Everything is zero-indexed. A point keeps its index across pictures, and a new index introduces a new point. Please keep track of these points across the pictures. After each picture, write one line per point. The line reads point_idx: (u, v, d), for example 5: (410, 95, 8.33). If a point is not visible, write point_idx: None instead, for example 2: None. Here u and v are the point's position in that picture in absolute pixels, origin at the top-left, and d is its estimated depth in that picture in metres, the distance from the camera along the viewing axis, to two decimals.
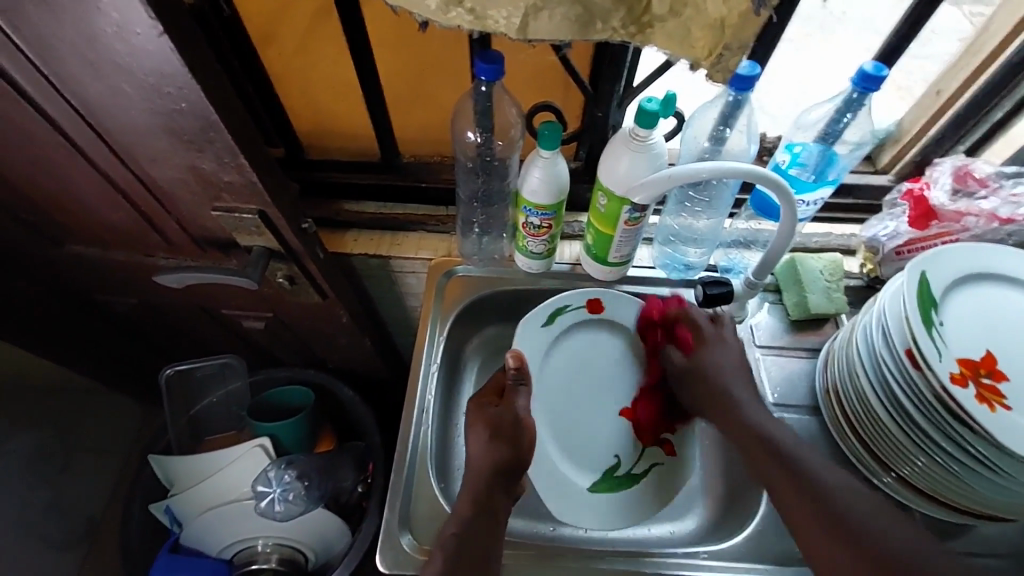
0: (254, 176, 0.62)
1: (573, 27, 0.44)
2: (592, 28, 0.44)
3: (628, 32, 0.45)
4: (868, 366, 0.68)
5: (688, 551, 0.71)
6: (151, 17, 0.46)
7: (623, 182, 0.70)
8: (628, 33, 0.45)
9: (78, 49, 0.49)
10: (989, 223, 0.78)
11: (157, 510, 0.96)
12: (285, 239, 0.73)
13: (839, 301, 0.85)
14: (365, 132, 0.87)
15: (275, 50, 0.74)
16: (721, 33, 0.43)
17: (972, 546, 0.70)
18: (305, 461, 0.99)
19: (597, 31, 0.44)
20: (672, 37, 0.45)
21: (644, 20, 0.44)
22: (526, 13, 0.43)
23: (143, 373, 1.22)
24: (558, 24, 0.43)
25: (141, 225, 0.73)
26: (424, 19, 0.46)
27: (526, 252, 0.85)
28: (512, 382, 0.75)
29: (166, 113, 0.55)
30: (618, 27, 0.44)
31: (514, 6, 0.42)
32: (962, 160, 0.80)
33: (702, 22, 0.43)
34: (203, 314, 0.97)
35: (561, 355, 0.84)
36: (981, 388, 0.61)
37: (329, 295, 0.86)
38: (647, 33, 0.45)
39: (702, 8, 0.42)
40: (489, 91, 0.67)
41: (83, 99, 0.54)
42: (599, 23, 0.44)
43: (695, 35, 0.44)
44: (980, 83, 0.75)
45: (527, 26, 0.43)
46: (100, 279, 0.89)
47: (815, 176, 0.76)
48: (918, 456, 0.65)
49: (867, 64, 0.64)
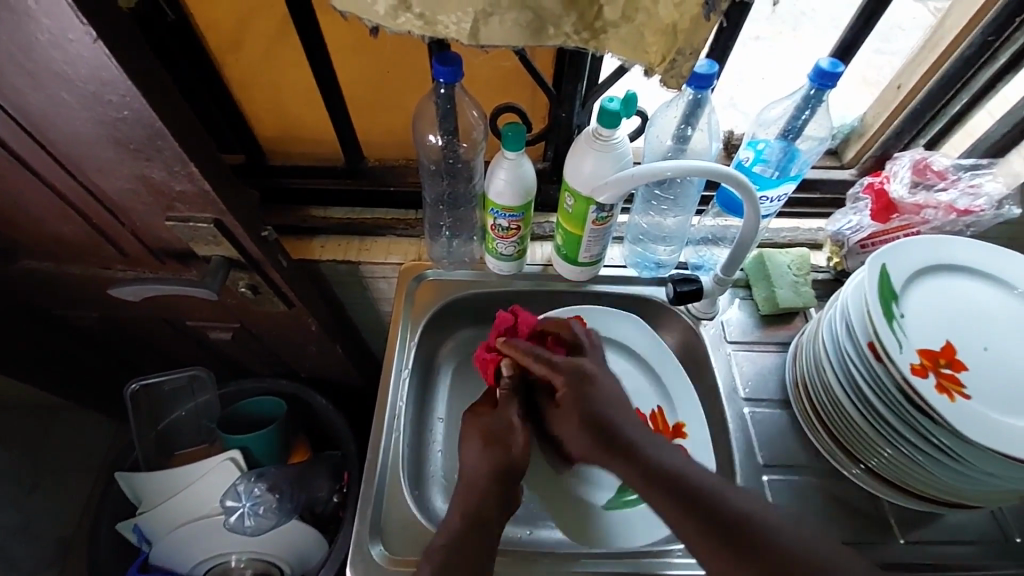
0: (206, 184, 0.60)
1: (524, 33, 0.43)
2: (545, 34, 0.43)
3: (581, 38, 0.44)
4: (834, 360, 0.69)
5: (662, 547, 0.71)
6: (84, 23, 0.44)
7: (589, 182, 0.70)
8: (581, 39, 0.44)
9: (10, 56, 0.47)
10: (947, 215, 0.80)
11: (126, 529, 0.94)
12: (245, 248, 0.71)
13: (807, 295, 0.86)
14: (328, 136, 0.85)
15: (232, 55, 0.72)
16: (674, 39, 0.43)
17: (940, 533, 0.71)
18: (276, 474, 0.97)
19: (549, 37, 0.43)
20: (625, 43, 0.44)
21: (597, 26, 0.43)
22: (476, 19, 0.41)
23: (110, 387, 1.19)
24: (509, 30, 0.42)
25: (95, 237, 0.71)
26: (373, 26, 0.44)
27: (496, 254, 0.85)
28: (506, 390, 0.74)
29: (110, 122, 0.53)
30: (570, 33, 0.43)
31: (462, 11, 0.41)
32: (920, 153, 0.81)
33: (655, 27, 0.42)
34: (167, 325, 0.95)
35: None
36: (941, 378, 0.61)
37: (295, 304, 0.84)
38: (601, 39, 0.44)
39: (654, 14, 0.41)
40: (450, 93, 0.65)
41: (22, 110, 0.52)
42: (551, 28, 0.43)
43: (649, 40, 0.43)
44: (938, 76, 0.76)
45: (478, 32, 0.42)
46: (54, 294, 0.86)
47: (778, 172, 0.76)
48: (884, 448, 0.66)
49: (824, 61, 0.65)
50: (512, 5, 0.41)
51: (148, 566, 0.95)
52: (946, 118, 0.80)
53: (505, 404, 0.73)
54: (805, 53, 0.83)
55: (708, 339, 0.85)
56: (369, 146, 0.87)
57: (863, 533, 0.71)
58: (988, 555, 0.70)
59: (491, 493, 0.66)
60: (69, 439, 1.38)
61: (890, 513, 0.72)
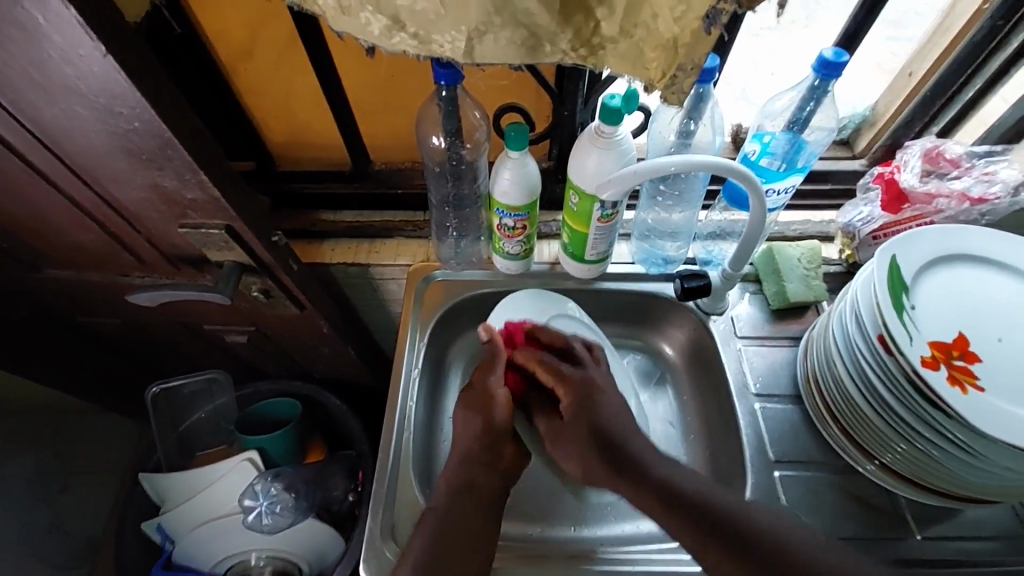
0: (217, 192, 0.62)
1: (520, 51, 0.43)
2: (541, 52, 0.43)
3: (579, 54, 0.44)
4: (844, 354, 0.68)
5: (671, 546, 0.71)
6: (94, 39, 0.46)
7: (592, 179, 0.70)
8: (579, 56, 0.44)
9: (30, 74, 0.49)
10: (960, 204, 0.78)
11: (150, 529, 0.96)
12: (255, 252, 0.73)
13: (819, 288, 0.85)
14: (334, 141, 0.87)
15: (239, 64, 0.74)
16: (674, 55, 0.42)
17: (959, 529, 0.70)
18: (292, 473, 0.99)
19: (546, 54, 0.44)
20: (624, 59, 0.44)
21: (595, 42, 0.43)
22: (471, 37, 0.41)
23: (133, 390, 1.23)
24: (504, 47, 0.42)
25: (112, 244, 0.73)
26: (369, 45, 0.45)
27: (502, 253, 0.85)
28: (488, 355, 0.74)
29: (122, 133, 0.55)
30: (567, 50, 0.44)
31: (456, 29, 0.41)
32: (932, 141, 0.79)
33: (655, 43, 0.42)
34: (186, 330, 0.98)
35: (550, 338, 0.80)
36: (953, 370, 0.60)
37: (306, 307, 0.86)
38: (600, 55, 0.44)
39: (653, 29, 0.41)
40: (451, 95, 0.66)
41: (40, 124, 0.54)
42: (547, 46, 0.43)
43: (648, 56, 0.43)
44: (947, 63, 0.75)
45: (473, 50, 0.42)
46: (78, 301, 0.89)
47: (785, 164, 0.75)
48: (898, 442, 0.65)
49: (828, 50, 0.64)
50: (505, 22, 0.41)
51: (171, 564, 0.97)
52: (959, 105, 0.79)
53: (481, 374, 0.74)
54: (811, 43, 0.82)
55: (718, 334, 0.85)
56: (375, 149, 0.89)
57: (880, 531, 0.70)
58: (1013, 551, 0.69)
59: (479, 455, 0.69)
60: (95, 441, 1.42)
61: (906, 509, 0.71)
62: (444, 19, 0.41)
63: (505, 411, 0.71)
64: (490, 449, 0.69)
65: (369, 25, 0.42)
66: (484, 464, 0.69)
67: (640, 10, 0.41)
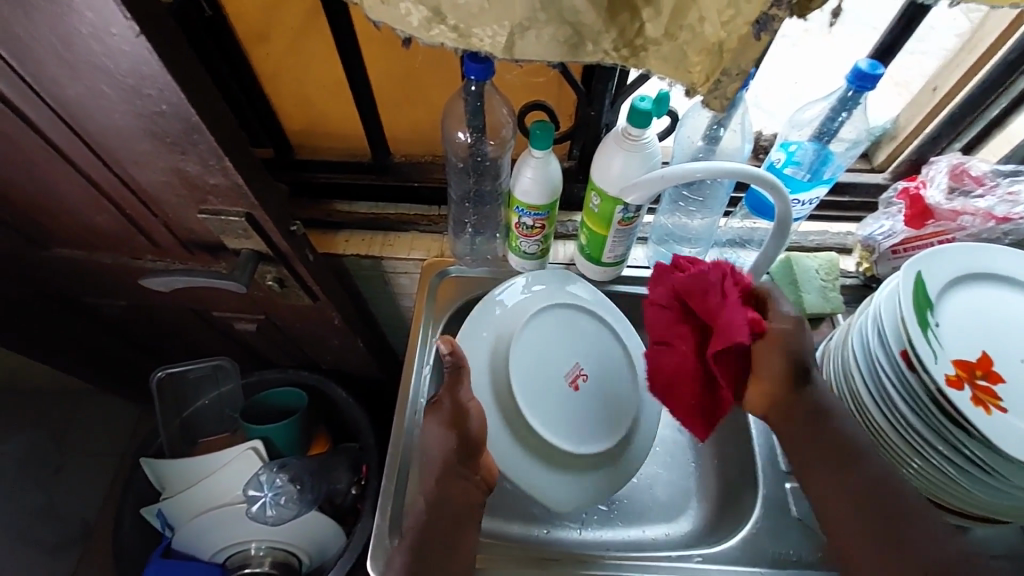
0: (239, 177, 0.61)
1: (562, 48, 0.42)
2: (582, 50, 0.43)
3: (620, 55, 0.43)
4: (863, 369, 0.67)
5: (682, 554, 0.70)
6: (128, 17, 0.45)
7: (617, 182, 0.69)
8: (620, 56, 0.43)
9: (58, 51, 0.48)
10: (986, 222, 0.77)
11: (150, 515, 0.95)
12: (273, 241, 0.72)
13: (835, 300, 0.85)
14: (355, 132, 0.86)
15: (264, 51, 0.73)
16: (719, 59, 0.41)
17: (966, 548, 0.70)
18: (298, 465, 0.98)
19: (588, 53, 0.43)
20: (666, 63, 0.43)
21: (638, 43, 0.42)
22: (512, 32, 0.41)
23: (135, 374, 1.22)
24: (546, 44, 0.42)
25: (126, 226, 0.72)
26: (406, 36, 0.44)
27: (519, 252, 0.84)
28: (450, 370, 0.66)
29: (148, 115, 0.54)
30: (609, 49, 0.43)
31: (498, 24, 0.40)
32: (957, 158, 0.79)
33: (699, 46, 0.41)
34: (195, 315, 0.96)
35: (540, 329, 0.75)
36: (976, 390, 0.60)
37: (320, 298, 0.85)
38: (641, 56, 0.43)
39: (699, 32, 0.40)
40: (480, 90, 0.65)
41: (64, 102, 0.53)
42: (589, 44, 0.42)
43: (692, 60, 0.42)
44: (977, 78, 0.75)
45: (513, 45, 0.42)
46: (88, 282, 0.88)
47: (810, 175, 0.74)
48: (912, 459, 0.64)
49: (863, 62, 0.63)
50: (550, 18, 0.40)
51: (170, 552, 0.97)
52: (984, 122, 0.78)
53: (451, 382, 0.66)
54: (841, 53, 0.81)
55: None
56: (394, 141, 0.88)
57: None
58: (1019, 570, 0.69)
59: (452, 473, 0.63)
60: (94, 424, 1.41)
61: None
62: (486, 13, 0.40)
63: (481, 421, 0.66)
64: (465, 460, 0.64)
65: (408, 16, 0.41)
66: (460, 483, 0.63)
67: (687, 13, 0.40)
